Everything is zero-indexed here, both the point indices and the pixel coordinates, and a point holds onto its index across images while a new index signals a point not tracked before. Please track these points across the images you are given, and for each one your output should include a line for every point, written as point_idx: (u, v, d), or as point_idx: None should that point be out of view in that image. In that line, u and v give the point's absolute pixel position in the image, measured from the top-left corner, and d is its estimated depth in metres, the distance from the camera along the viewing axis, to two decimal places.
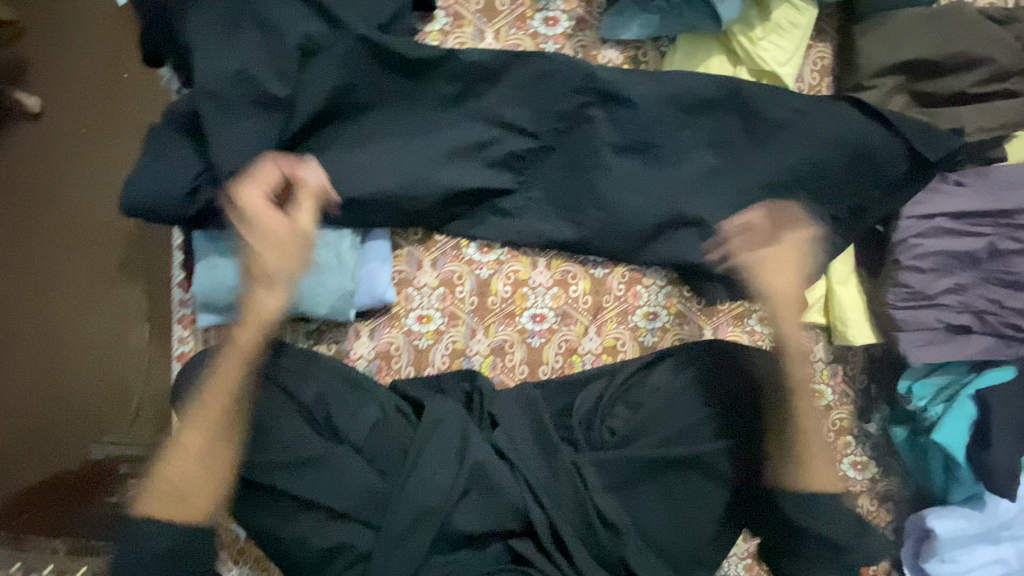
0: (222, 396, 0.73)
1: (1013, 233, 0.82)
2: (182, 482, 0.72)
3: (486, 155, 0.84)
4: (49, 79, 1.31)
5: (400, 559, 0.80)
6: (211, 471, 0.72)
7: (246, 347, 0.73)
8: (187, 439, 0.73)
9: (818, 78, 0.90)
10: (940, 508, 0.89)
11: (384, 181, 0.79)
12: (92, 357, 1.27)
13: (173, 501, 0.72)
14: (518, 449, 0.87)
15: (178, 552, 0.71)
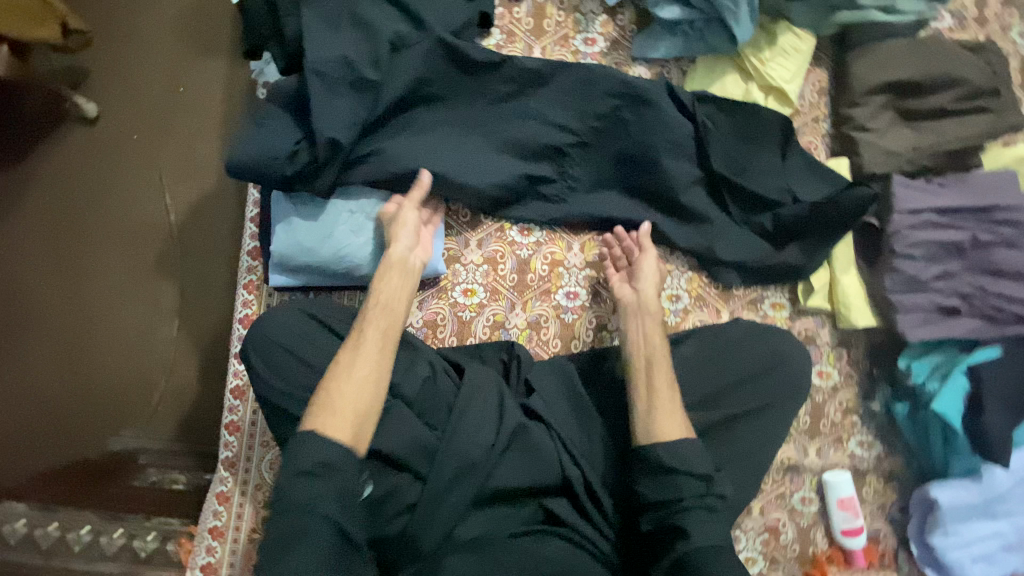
0: (385, 325, 0.78)
1: (991, 227, 0.94)
2: (354, 401, 0.73)
3: (536, 146, 0.96)
4: (106, 83, 1.34)
5: (444, 512, 0.82)
6: (368, 394, 0.74)
7: (402, 286, 0.82)
8: (354, 360, 0.75)
9: (816, 97, 1.04)
10: (940, 480, 0.97)
11: (451, 162, 0.90)
12: (118, 349, 1.26)
13: (329, 416, 0.71)
14: (555, 413, 0.94)
15: (326, 462, 0.67)
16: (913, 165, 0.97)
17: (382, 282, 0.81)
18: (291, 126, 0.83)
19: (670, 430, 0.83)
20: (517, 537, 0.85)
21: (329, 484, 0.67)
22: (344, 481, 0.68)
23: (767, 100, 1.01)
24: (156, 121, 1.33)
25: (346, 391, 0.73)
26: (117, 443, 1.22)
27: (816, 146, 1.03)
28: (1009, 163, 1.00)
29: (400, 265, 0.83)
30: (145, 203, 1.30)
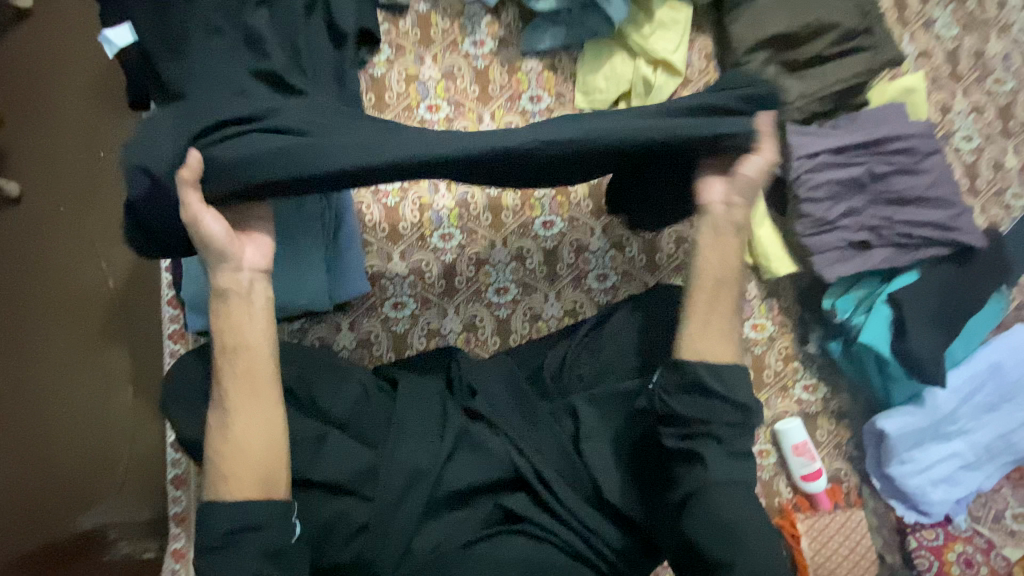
0: (243, 368, 0.68)
1: (886, 158, 0.97)
2: (247, 456, 0.67)
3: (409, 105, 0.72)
4: (22, 159, 1.19)
5: (398, 528, 0.81)
6: (269, 445, 0.68)
7: (255, 313, 0.70)
8: (233, 418, 0.68)
9: (704, 63, 1.08)
10: (887, 410, 0.98)
11: (294, 143, 0.67)
12: (65, 427, 1.11)
13: (233, 476, 0.66)
14: (498, 411, 0.91)
15: (250, 523, 0.65)
16: (802, 112, 1.01)
17: (233, 313, 0.69)
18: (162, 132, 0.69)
19: (723, 351, 0.72)
20: (477, 541, 0.84)
21: (254, 543, 0.65)
22: (272, 539, 0.66)
23: (655, 73, 1.04)
24: (75, 189, 1.19)
25: (239, 450, 0.67)
26: (86, 521, 1.07)
27: None
28: (895, 96, 1.04)
29: (233, 287, 0.69)
30: (77, 273, 1.16)
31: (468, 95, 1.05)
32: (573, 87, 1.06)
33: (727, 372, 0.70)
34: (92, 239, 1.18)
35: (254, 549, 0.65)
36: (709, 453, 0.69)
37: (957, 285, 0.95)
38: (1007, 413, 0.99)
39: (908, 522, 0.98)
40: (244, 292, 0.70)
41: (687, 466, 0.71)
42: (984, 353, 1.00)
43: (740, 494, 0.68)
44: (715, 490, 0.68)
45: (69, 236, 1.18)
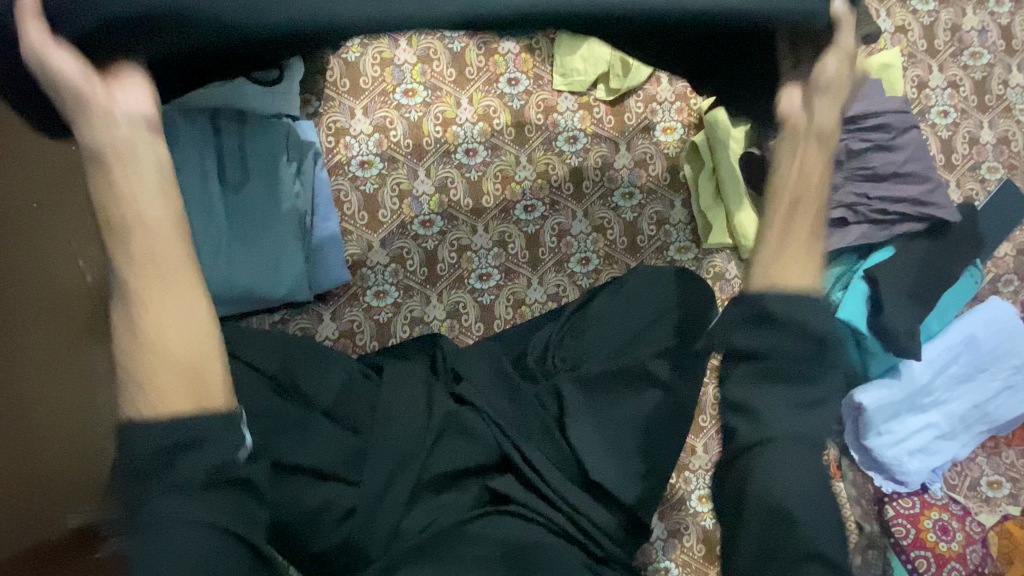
0: (140, 246, 0.49)
1: (862, 134, 0.97)
2: (161, 355, 0.48)
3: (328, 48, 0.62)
4: None
5: (386, 509, 0.81)
6: (188, 334, 0.49)
7: (148, 174, 0.50)
8: (135, 312, 0.49)
9: None
10: (864, 383, 1.00)
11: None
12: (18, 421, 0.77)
13: (149, 390, 0.47)
14: (486, 397, 0.91)
15: (179, 443, 0.46)
16: None
17: (119, 169, 0.50)
18: None
19: (801, 273, 0.54)
20: (464, 523, 0.84)
21: (190, 472, 0.46)
22: (204, 466, 0.46)
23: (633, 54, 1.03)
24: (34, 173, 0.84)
25: (148, 347, 0.48)
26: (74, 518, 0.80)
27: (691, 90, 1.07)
28: (871, 72, 1.04)
29: (107, 142, 0.50)
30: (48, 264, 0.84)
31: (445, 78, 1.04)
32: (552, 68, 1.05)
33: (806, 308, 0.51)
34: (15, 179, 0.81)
35: (188, 478, 0.46)
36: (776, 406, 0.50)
37: (933, 259, 0.97)
38: (982, 383, 1.01)
39: (886, 491, 0.99)
40: (124, 150, 0.50)
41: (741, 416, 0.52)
42: (958, 326, 1.02)
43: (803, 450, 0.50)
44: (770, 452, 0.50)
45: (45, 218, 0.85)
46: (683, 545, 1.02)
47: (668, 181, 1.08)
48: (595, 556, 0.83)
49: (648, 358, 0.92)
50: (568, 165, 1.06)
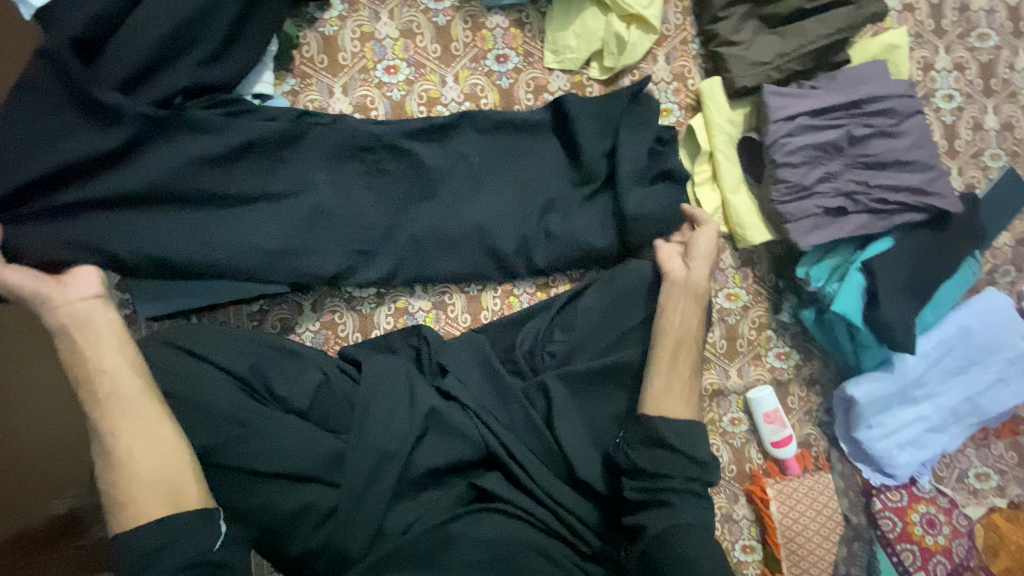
0: (116, 396, 0.69)
1: (865, 120, 0.94)
2: (137, 474, 0.67)
3: (227, 238, 0.81)
4: None
5: (369, 508, 0.80)
6: (165, 455, 0.69)
7: (107, 336, 0.72)
8: (112, 443, 0.68)
9: (681, 19, 1.02)
10: (857, 376, 0.99)
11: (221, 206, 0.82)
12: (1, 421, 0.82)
13: (128, 504, 0.66)
14: (471, 392, 0.90)
15: (162, 540, 0.64)
16: (782, 71, 0.96)
17: (86, 343, 0.71)
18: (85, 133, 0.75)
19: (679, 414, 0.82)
20: (450, 522, 0.83)
21: (176, 556, 0.63)
22: (185, 549, 0.64)
23: (629, 31, 0.97)
24: None
25: (129, 471, 0.67)
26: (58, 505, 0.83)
27: (689, 69, 1.02)
28: (877, 53, 1.00)
29: (72, 322, 0.71)
30: None
31: (429, 54, 0.98)
32: (543, 45, 0.99)
33: (687, 432, 0.79)
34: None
35: (180, 556, 0.64)
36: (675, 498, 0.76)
37: (930, 250, 0.95)
38: (974, 376, 1.00)
39: (874, 484, 0.99)
40: (86, 325, 0.71)
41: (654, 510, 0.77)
42: (954, 318, 1.00)
43: (697, 535, 0.74)
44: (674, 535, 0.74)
45: None
46: None
47: None
48: (582, 552, 0.83)
49: (639, 355, 0.91)
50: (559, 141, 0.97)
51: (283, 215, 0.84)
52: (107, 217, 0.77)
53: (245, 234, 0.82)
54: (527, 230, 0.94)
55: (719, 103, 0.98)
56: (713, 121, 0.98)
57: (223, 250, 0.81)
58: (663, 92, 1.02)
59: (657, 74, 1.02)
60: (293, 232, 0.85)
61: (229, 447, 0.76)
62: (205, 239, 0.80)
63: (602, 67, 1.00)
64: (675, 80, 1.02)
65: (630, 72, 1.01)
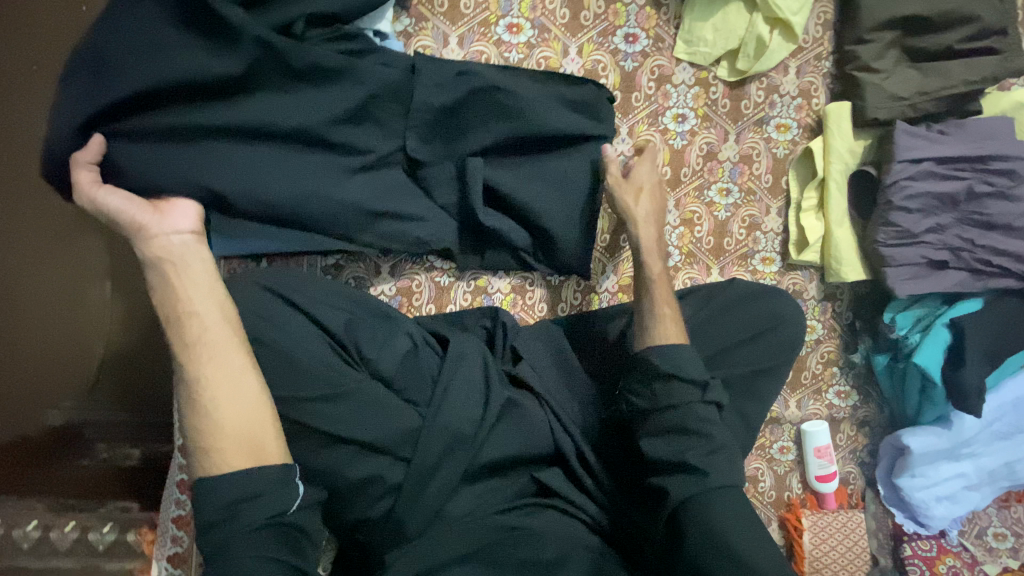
0: (204, 343, 0.63)
1: (987, 177, 0.91)
2: (221, 421, 0.61)
3: (319, 188, 0.73)
4: None
5: (434, 490, 0.77)
6: (253, 412, 0.63)
7: (198, 275, 0.65)
8: (199, 393, 0.62)
9: (820, 31, 0.96)
10: (913, 427, 1.00)
11: (321, 154, 0.74)
12: (21, 335, 0.93)
13: (212, 454, 0.60)
14: (544, 381, 0.88)
15: (242, 494, 0.59)
16: (916, 110, 0.92)
17: (176, 279, 0.64)
18: (201, 48, 0.66)
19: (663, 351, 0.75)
20: (507, 511, 0.81)
21: (254, 514, 0.58)
22: (266, 508, 0.59)
23: (771, 35, 0.91)
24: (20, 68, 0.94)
25: (215, 421, 0.61)
26: (55, 417, 0.95)
27: (817, 87, 0.97)
28: (1007, 109, 0.96)
29: (164, 256, 0.65)
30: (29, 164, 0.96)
31: (557, 19, 0.89)
32: (675, 32, 0.92)
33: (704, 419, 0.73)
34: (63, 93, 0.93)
35: (254, 517, 0.58)
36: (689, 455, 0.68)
37: (1018, 318, 0.94)
38: (1017, 444, 1.03)
39: (907, 530, 1.02)
40: (178, 260, 0.65)
41: (673, 475, 0.69)
42: (1012, 385, 1.02)
43: None
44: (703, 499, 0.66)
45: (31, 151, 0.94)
46: None
47: (769, 184, 0.98)
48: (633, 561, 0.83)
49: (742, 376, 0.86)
50: (669, 144, 0.94)
51: (381, 175, 0.78)
52: (206, 147, 0.69)
53: (338, 188, 0.74)
54: None
55: (844, 129, 0.94)
56: (833, 146, 0.95)
57: (317, 201, 0.73)
58: (785, 106, 0.97)
59: (784, 87, 0.96)
60: (391, 192, 0.78)
61: (306, 409, 0.72)
62: (301, 185, 0.71)
63: (731, 69, 0.94)
64: (800, 96, 0.97)
65: (758, 79, 0.95)
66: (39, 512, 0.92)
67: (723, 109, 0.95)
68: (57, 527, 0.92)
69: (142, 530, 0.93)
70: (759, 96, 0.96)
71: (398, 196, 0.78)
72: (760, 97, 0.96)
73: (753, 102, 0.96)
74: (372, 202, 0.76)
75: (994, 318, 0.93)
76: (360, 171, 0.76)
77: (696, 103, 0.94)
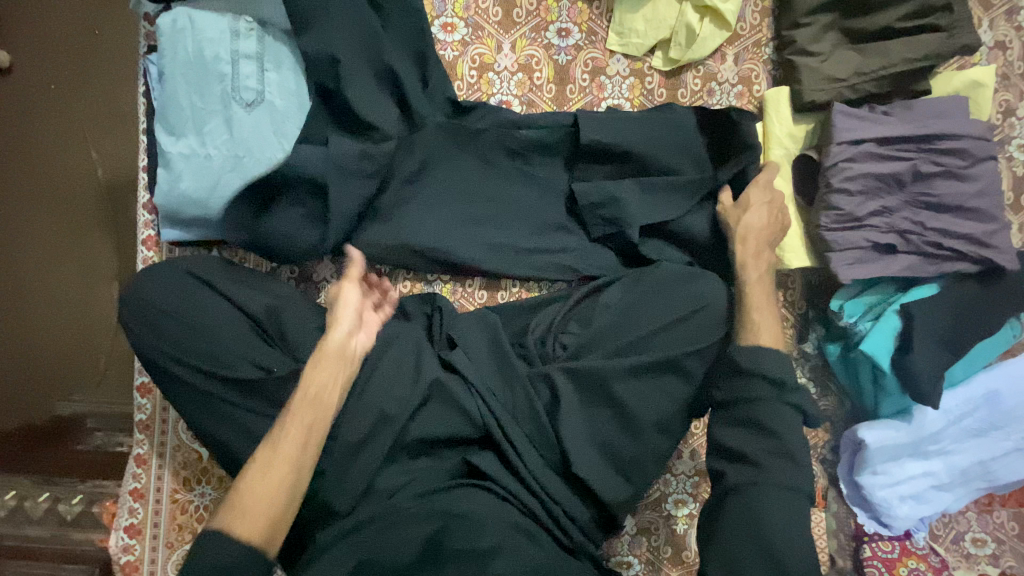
0: (314, 419, 0.70)
1: (935, 158, 0.88)
2: (273, 475, 0.65)
3: (390, 239, 0.88)
4: (35, 54, 1.18)
5: (359, 466, 0.80)
6: (291, 494, 0.66)
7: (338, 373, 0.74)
8: (272, 460, 0.66)
9: (758, 19, 0.96)
10: (871, 421, 0.95)
11: (411, 199, 0.89)
12: (43, 329, 1.15)
13: (243, 512, 0.63)
14: (475, 365, 0.89)
15: (233, 562, 0.60)
16: (855, 91, 0.90)
17: (319, 368, 0.73)
18: (281, 104, 0.82)
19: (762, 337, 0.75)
20: (437, 490, 0.83)
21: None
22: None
23: (702, 23, 0.92)
24: (73, 92, 1.19)
25: (254, 495, 0.64)
26: (63, 407, 1.12)
27: (757, 74, 0.97)
28: (959, 88, 0.93)
29: (342, 347, 0.76)
30: (66, 163, 1.18)
31: (490, 18, 0.93)
32: (608, 25, 0.95)
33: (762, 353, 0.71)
34: (84, 129, 1.19)
35: None
36: (750, 449, 0.67)
37: (979, 304, 0.89)
38: (993, 442, 0.96)
39: (867, 530, 0.97)
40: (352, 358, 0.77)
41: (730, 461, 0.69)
42: (983, 379, 0.96)
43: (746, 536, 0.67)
44: (753, 492, 0.65)
45: (70, 162, 1.18)
46: (649, 544, 1.00)
47: None
48: (563, 545, 0.83)
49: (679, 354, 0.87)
50: None
51: (466, 213, 0.92)
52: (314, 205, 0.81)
53: (411, 236, 0.89)
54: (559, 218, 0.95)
55: (782, 114, 0.94)
56: (772, 132, 0.94)
57: (406, 241, 0.89)
58: (725, 93, 0.96)
59: (723, 74, 0.96)
60: (478, 238, 0.92)
61: (230, 384, 0.77)
62: (403, 231, 0.88)
63: (666, 58, 0.95)
64: (740, 83, 0.97)
65: (694, 68, 0.96)
66: (23, 484, 1.02)
67: (659, 99, 0.96)
68: (34, 497, 1.01)
69: (106, 503, 1.00)
70: (696, 84, 0.96)
71: (492, 236, 0.92)
72: (698, 85, 0.96)
73: (690, 91, 0.96)
74: (464, 245, 0.91)
75: (950, 304, 0.89)
76: (451, 212, 0.91)
77: (632, 93, 0.96)
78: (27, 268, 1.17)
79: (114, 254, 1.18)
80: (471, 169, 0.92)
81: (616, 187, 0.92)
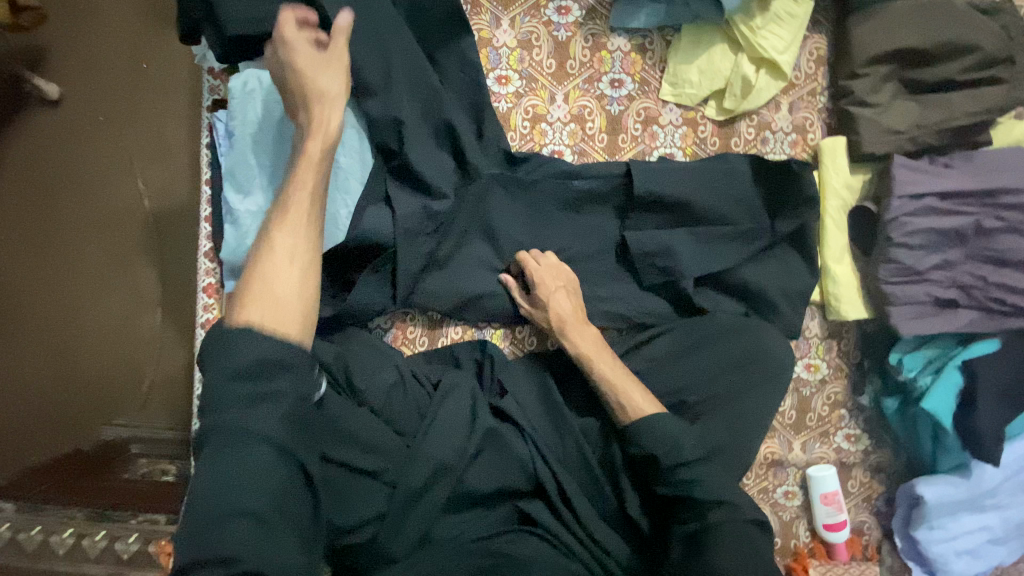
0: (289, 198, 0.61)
1: (998, 212, 0.87)
2: (276, 294, 0.56)
3: (448, 291, 0.90)
4: (91, 91, 1.22)
5: (415, 517, 0.79)
6: (297, 287, 0.58)
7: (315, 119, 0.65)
8: (251, 292, 0.56)
9: (813, 67, 0.96)
10: (929, 476, 0.93)
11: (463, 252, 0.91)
12: (93, 356, 1.20)
13: (268, 307, 0.55)
14: (526, 414, 0.90)
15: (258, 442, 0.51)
16: (916, 143, 0.89)
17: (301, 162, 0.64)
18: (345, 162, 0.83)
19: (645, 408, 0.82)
20: (490, 539, 0.83)
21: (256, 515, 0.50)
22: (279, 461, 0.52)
23: (757, 75, 0.92)
24: (125, 127, 1.22)
25: (256, 291, 0.55)
26: (111, 432, 1.17)
27: (812, 122, 0.96)
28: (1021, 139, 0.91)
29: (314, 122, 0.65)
30: (116, 192, 1.21)
31: (543, 69, 0.94)
32: (661, 75, 0.95)
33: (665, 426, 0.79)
34: (133, 160, 1.21)
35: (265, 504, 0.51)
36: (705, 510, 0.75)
37: None
38: None
39: None
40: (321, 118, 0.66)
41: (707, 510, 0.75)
42: None
43: None
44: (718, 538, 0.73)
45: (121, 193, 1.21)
46: None
47: None
48: None
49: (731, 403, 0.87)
50: None
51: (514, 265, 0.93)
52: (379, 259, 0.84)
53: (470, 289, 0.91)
54: (611, 267, 0.95)
55: (840, 164, 0.93)
56: (829, 182, 0.93)
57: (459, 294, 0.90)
58: (779, 142, 0.96)
59: (777, 123, 0.96)
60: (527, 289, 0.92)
61: None
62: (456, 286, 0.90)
63: (719, 107, 0.95)
64: (795, 131, 0.96)
65: (747, 117, 0.96)
66: (77, 520, 1.02)
67: (712, 148, 0.96)
68: (90, 535, 1.01)
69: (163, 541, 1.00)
70: (750, 133, 0.96)
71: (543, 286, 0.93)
72: (751, 134, 0.96)
73: (744, 139, 0.96)
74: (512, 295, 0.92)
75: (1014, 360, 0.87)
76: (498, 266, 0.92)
77: (684, 142, 0.96)
78: (74, 293, 1.21)
79: (159, 284, 1.22)
80: (523, 221, 0.93)
81: (670, 237, 0.91)
